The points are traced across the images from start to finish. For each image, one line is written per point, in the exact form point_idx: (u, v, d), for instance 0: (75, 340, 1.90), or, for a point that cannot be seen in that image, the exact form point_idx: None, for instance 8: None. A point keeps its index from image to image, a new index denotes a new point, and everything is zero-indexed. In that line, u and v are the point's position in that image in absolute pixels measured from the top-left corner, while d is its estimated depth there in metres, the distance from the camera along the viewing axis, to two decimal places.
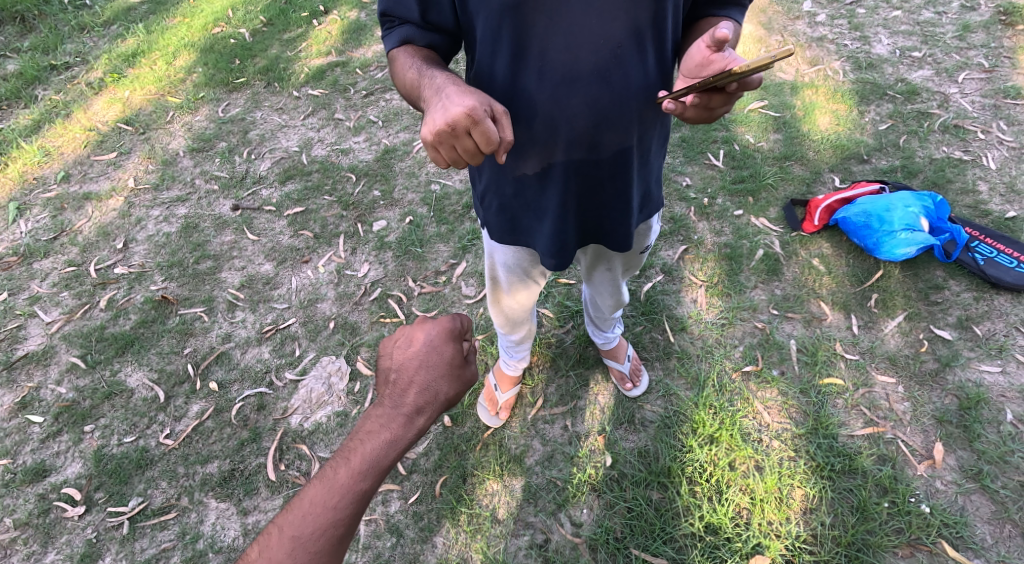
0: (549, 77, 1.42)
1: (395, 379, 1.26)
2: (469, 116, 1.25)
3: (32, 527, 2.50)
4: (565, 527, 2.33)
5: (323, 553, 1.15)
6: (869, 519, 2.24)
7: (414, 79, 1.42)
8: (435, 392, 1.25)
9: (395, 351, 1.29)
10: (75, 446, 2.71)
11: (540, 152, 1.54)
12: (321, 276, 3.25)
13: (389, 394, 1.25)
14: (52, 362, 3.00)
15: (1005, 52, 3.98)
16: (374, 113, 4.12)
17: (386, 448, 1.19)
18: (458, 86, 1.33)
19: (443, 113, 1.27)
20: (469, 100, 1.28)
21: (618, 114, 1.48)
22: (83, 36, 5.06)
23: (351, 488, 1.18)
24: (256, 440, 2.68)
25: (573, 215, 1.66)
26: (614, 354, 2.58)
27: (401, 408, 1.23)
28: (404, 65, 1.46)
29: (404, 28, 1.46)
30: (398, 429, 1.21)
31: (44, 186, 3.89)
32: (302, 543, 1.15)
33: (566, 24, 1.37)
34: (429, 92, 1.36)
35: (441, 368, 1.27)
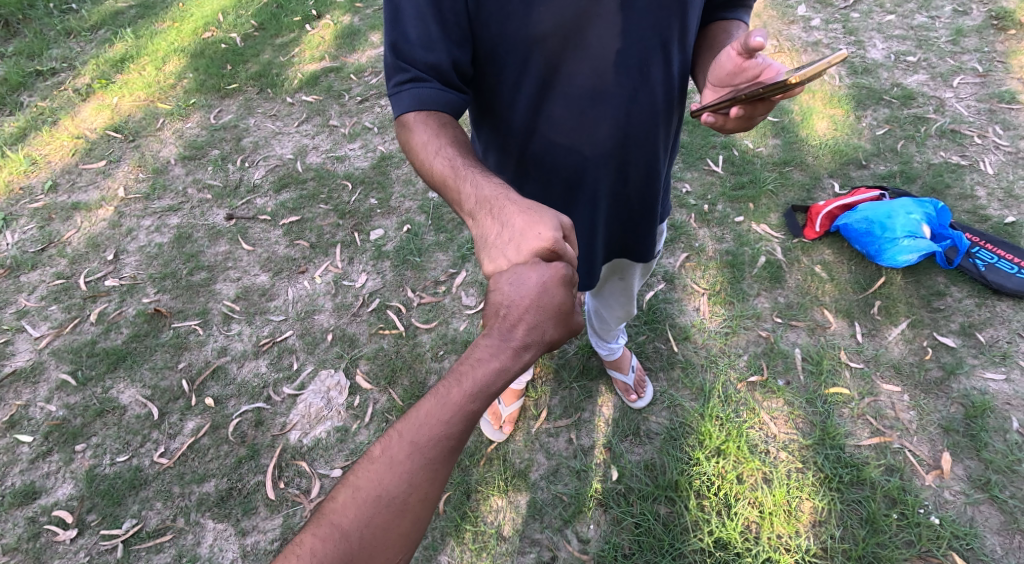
0: (578, 102, 1.41)
1: (503, 313, 1.06)
2: (553, 253, 1.10)
3: (22, 552, 2.43)
4: (572, 543, 2.29)
5: (440, 462, 0.96)
6: (880, 532, 2.22)
7: (455, 186, 1.25)
8: (546, 327, 1.06)
9: (497, 281, 1.09)
10: (66, 466, 2.64)
11: (569, 175, 1.53)
12: (318, 287, 3.19)
13: (494, 327, 1.05)
14: (41, 379, 2.93)
15: (999, 56, 4.00)
16: (369, 119, 4.07)
17: (497, 374, 1.02)
18: (520, 207, 1.17)
19: (518, 251, 1.11)
20: (544, 230, 1.13)
21: (646, 133, 1.48)
22: (69, 41, 4.97)
23: (465, 403, 0.99)
24: (253, 458, 2.62)
25: (601, 233, 1.67)
26: (619, 365, 2.55)
27: (507, 341, 1.04)
28: (432, 158, 1.27)
29: (426, 89, 1.26)
30: (507, 359, 1.03)
31: (31, 196, 3.80)
32: (421, 447, 0.96)
33: (593, 48, 1.35)
34: (482, 212, 1.20)
35: (551, 310, 1.06)
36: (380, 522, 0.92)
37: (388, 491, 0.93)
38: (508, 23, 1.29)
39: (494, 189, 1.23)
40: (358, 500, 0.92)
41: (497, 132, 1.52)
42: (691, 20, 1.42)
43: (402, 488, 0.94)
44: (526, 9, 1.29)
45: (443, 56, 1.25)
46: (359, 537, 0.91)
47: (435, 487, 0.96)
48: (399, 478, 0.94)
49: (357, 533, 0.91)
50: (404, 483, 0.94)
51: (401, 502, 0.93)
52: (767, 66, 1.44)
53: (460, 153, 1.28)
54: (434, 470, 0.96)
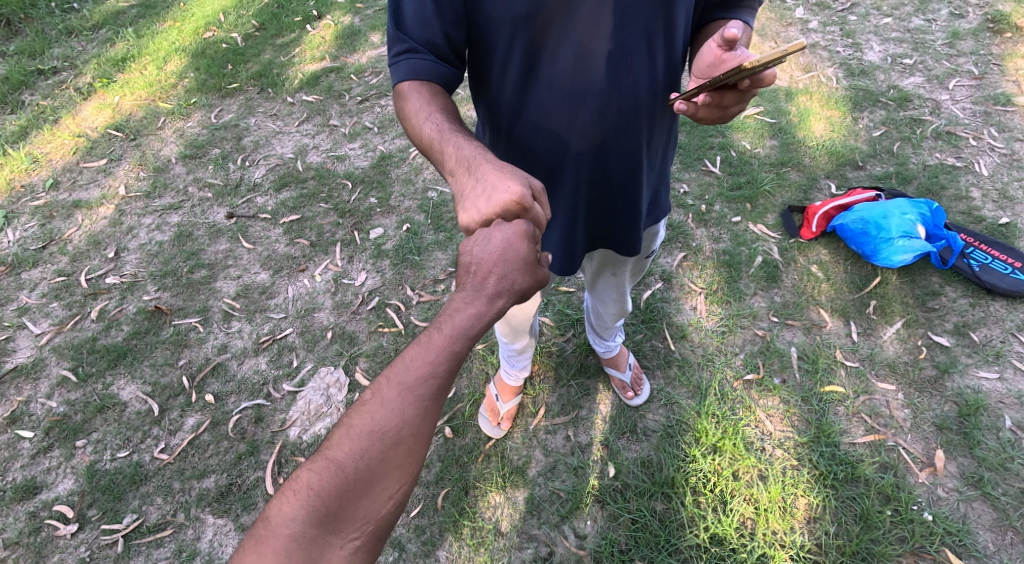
0: (559, 88, 1.43)
1: (474, 269, 1.13)
2: (519, 206, 1.20)
3: (23, 546, 2.44)
4: (569, 539, 2.31)
5: (431, 397, 0.99)
6: (873, 528, 2.24)
7: (438, 145, 1.32)
8: (515, 278, 1.13)
9: (469, 241, 1.16)
10: (66, 461, 2.65)
11: (550, 160, 1.55)
12: (318, 285, 3.21)
13: (468, 282, 1.11)
14: (41, 375, 2.94)
15: (995, 59, 4.03)
16: (370, 119, 4.09)
17: (475, 319, 1.06)
18: (494, 165, 1.26)
19: (488, 204, 1.21)
20: (513, 185, 1.21)
21: (627, 123, 1.49)
22: (71, 40, 4.99)
23: (449, 344, 1.02)
24: (253, 454, 2.64)
25: (582, 222, 1.67)
26: (616, 363, 2.57)
27: (481, 291, 1.09)
28: (421, 122, 1.34)
29: (422, 60, 1.33)
30: (484, 305, 1.08)
31: (32, 194, 3.82)
32: (410, 384, 0.98)
33: (577, 34, 1.36)
34: (460, 169, 1.29)
35: (516, 263, 1.13)
36: (375, 453, 0.95)
37: (381, 425, 0.96)
38: (496, 1, 1.32)
39: (476, 151, 1.31)
40: (353, 434, 0.95)
41: (487, 110, 1.56)
42: (679, 14, 1.43)
43: (395, 422, 0.96)
44: None
45: (437, 29, 1.31)
46: (355, 469, 0.94)
47: (428, 420, 0.98)
48: (391, 414, 0.96)
49: (353, 465, 0.94)
50: (396, 416, 0.96)
51: (393, 435, 0.96)
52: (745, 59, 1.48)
53: (448, 119, 1.35)
54: (426, 404, 0.98)
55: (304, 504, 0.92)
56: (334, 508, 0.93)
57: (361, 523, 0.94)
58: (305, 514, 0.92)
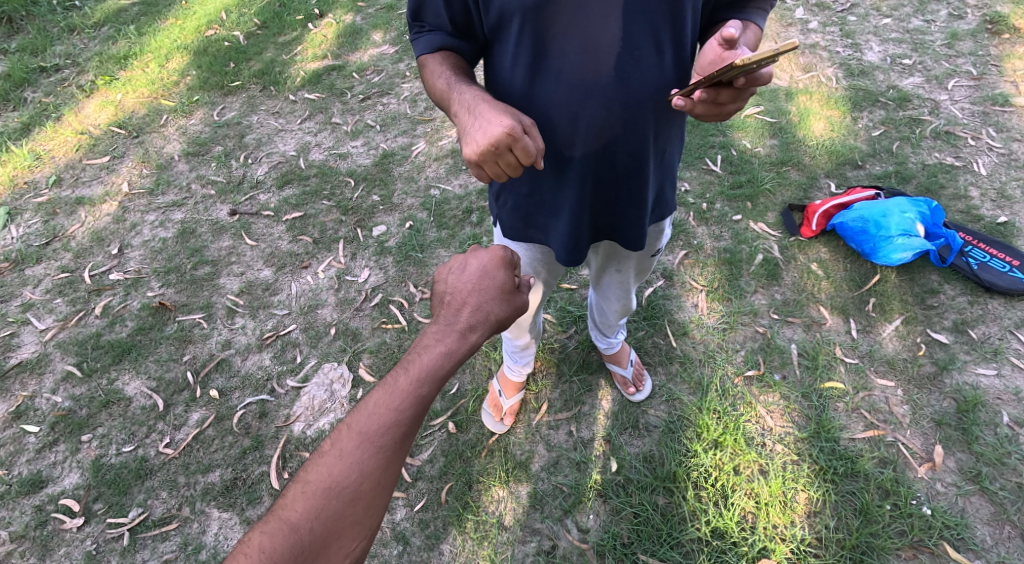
0: (567, 78, 1.45)
1: (449, 300, 1.30)
2: (509, 135, 1.34)
3: (29, 540, 2.46)
4: (571, 533, 2.33)
5: (389, 450, 1.13)
6: (873, 522, 2.27)
7: (448, 95, 1.50)
8: (489, 308, 1.29)
9: (446, 274, 1.34)
10: (72, 456, 2.67)
11: (557, 152, 1.58)
12: (321, 282, 3.23)
13: (444, 313, 1.28)
14: (46, 370, 2.96)
15: (993, 60, 4.06)
16: (372, 117, 4.11)
17: (442, 359, 1.21)
18: (493, 105, 1.41)
19: (483, 135, 1.36)
20: (507, 119, 1.36)
21: (635, 116, 1.50)
22: (73, 38, 4.99)
23: (412, 391, 1.16)
24: (258, 448, 2.65)
25: (587, 214, 1.68)
26: (618, 359, 2.59)
27: (454, 325, 1.26)
28: (433, 81, 1.53)
29: (436, 35, 1.53)
30: (453, 342, 1.23)
31: (35, 191, 3.83)
32: (369, 437, 1.12)
33: (586, 25, 1.40)
34: (464, 112, 1.45)
35: (493, 291, 1.30)
36: (331, 512, 1.08)
37: (338, 483, 1.10)
38: None
39: (478, 96, 1.47)
40: (310, 494, 1.09)
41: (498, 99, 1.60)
42: (689, 13, 1.45)
43: (352, 478, 1.10)
44: None
45: (444, 15, 1.50)
46: (310, 529, 1.07)
47: (384, 474, 1.13)
48: (348, 470, 1.10)
49: (307, 526, 1.07)
50: (353, 473, 1.10)
51: (351, 491, 1.10)
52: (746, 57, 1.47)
53: (456, 75, 1.53)
54: (383, 455, 1.13)
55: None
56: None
57: None
58: None
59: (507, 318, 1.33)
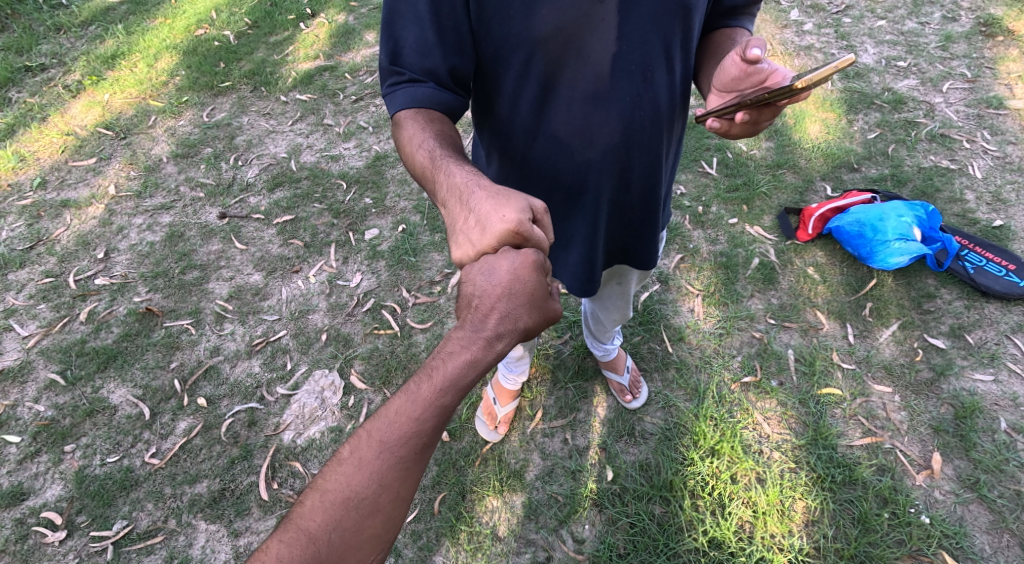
0: (580, 107, 1.41)
1: (475, 304, 1.10)
2: (515, 236, 1.16)
3: (10, 554, 2.39)
4: (567, 543, 2.30)
5: (410, 460, 0.99)
6: (871, 531, 2.24)
7: (433, 175, 1.29)
8: (519, 316, 1.10)
9: (474, 270, 1.14)
10: (55, 467, 2.60)
11: (570, 182, 1.54)
12: (312, 287, 3.18)
13: (469, 318, 1.10)
14: (29, 378, 2.89)
15: (987, 62, 4.05)
16: (364, 119, 4.05)
17: (467, 367, 1.05)
18: (488, 193, 1.22)
19: (482, 235, 1.17)
20: (508, 213, 1.18)
21: (648, 138, 1.48)
22: (59, 37, 4.91)
23: (435, 399, 1.02)
24: (247, 458, 2.60)
25: (602, 240, 1.66)
26: (614, 366, 2.56)
27: (479, 331, 1.08)
28: (416, 151, 1.31)
29: (422, 88, 1.31)
30: (478, 351, 1.06)
31: (19, 194, 3.75)
32: (389, 447, 0.98)
33: (594, 52, 1.36)
34: (455, 200, 1.25)
35: (523, 297, 1.11)
36: (349, 525, 0.94)
37: (358, 493, 0.95)
38: (509, 23, 1.31)
39: (472, 178, 1.27)
40: (327, 504, 0.94)
41: (496, 135, 1.54)
42: (693, 24, 1.43)
43: (372, 488, 0.96)
44: (526, 11, 1.30)
45: (439, 61, 1.29)
46: (328, 541, 0.93)
47: (407, 485, 0.99)
48: (367, 481, 0.96)
49: (325, 538, 0.93)
50: (372, 484, 0.96)
51: (370, 504, 0.95)
52: (772, 71, 1.47)
53: (443, 147, 1.31)
54: (406, 465, 0.98)
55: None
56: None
57: None
58: None
59: (537, 328, 1.14)
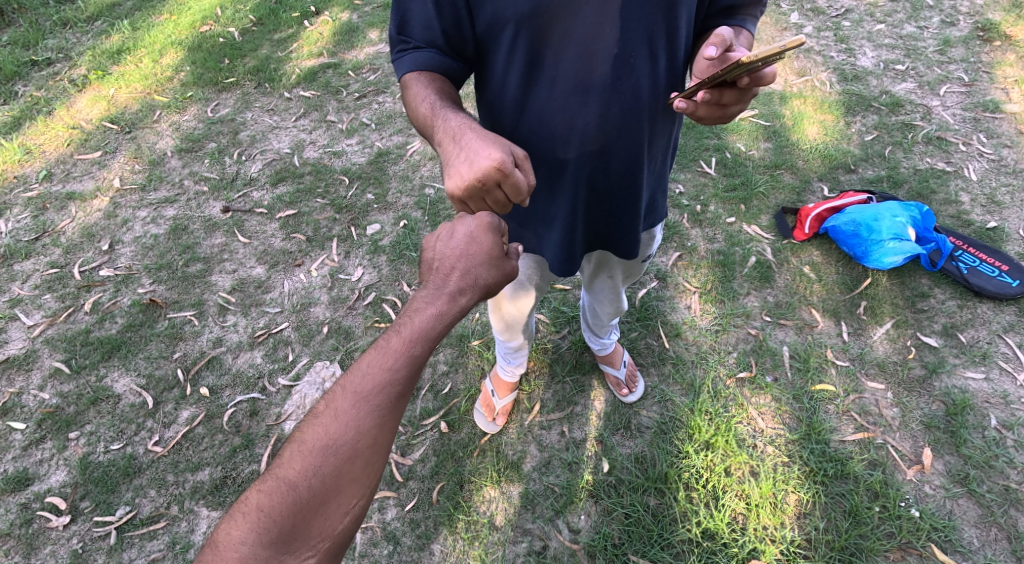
0: (562, 87, 1.45)
1: (437, 266, 1.23)
2: (498, 171, 1.27)
3: (14, 538, 2.43)
4: (563, 533, 2.33)
5: (385, 408, 1.08)
6: (862, 524, 2.28)
7: (430, 120, 1.41)
8: (479, 273, 1.23)
9: (435, 240, 1.27)
10: (59, 453, 2.64)
11: (551, 161, 1.58)
12: (314, 280, 3.22)
13: (433, 279, 1.22)
14: (34, 366, 2.93)
15: (984, 67, 4.10)
16: (367, 116, 4.09)
17: (434, 321, 1.15)
18: (479, 135, 1.33)
19: (471, 170, 1.28)
20: (493, 151, 1.29)
21: (627, 123, 1.51)
22: (65, 32, 4.95)
23: (405, 350, 1.11)
24: (248, 447, 2.64)
25: (581, 223, 1.69)
26: (611, 360, 2.60)
27: (443, 288, 1.19)
28: (417, 103, 1.43)
29: (426, 53, 1.43)
30: (444, 305, 1.17)
31: (25, 185, 3.79)
32: (364, 397, 1.07)
33: (578, 34, 1.39)
34: (449, 142, 1.37)
35: (481, 256, 1.24)
36: (330, 469, 1.04)
37: (335, 441, 1.05)
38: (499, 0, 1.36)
39: (465, 123, 1.38)
40: (308, 452, 1.04)
41: (487, 108, 1.60)
42: (682, 18, 1.46)
43: (349, 436, 1.05)
44: None
45: (437, 29, 1.40)
46: (309, 487, 1.04)
47: (382, 433, 1.08)
48: (344, 429, 1.05)
49: (306, 484, 1.04)
50: (349, 431, 1.05)
51: (348, 451, 1.05)
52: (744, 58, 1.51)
53: (441, 99, 1.43)
54: (380, 414, 1.08)
55: (253, 527, 1.02)
56: (287, 527, 1.03)
57: (317, 539, 1.05)
58: (257, 537, 1.02)
59: (497, 285, 1.27)
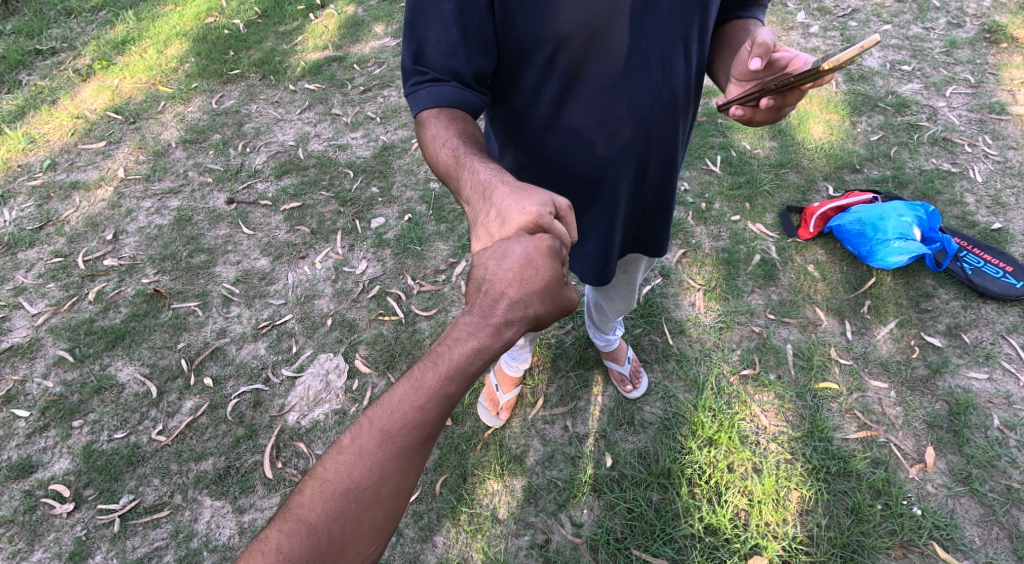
0: (600, 99, 1.45)
1: (486, 288, 1.08)
2: (536, 228, 1.15)
3: (18, 525, 2.43)
4: (565, 527, 2.34)
5: (412, 451, 0.97)
6: (864, 521, 2.29)
7: (456, 171, 1.29)
8: (528, 303, 1.08)
9: (484, 254, 1.12)
10: (63, 441, 2.64)
11: (590, 176, 1.58)
12: (318, 273, 3.22)
13: (478, 303, 1.07)
14: (38, 355, 2.93)
15: (990, 69, 4.10)
16: (372, 109, 4.09)
17: (474, 357, 1.02)
18: (510, 188, 1.21)
19: (503, 228, 1.16)
20: (529, 206, 1.17)
21: (667, 128, 1.53)
22: (70, 21, 4.93)
23: (440, 388, 1.00)
24: (251, 437, 2.64)
25: (618, 233, 1.70)
26: (615, 356, 2.60)
27: (488, 318, 1.05)
28: (438, 149, 1.32)
29: (448, 88, 1.32)
30: (487, 338, 1.04)
31: (29, 174, 3.79)
32: (392, 437, 0.96)
33: (617, 45, 1.40)
34: (477, 197, 1.25)
35: (538, 285, 1.09)
36: (350, 515, 0.93)
37: (358, 483, 0.94)
38: (531, 21, 1.35)
39: (496, 174, 1.27)
40: (328, 494, 0.93)
41: (511, 126, 1.57)
42: (709, 17, 1.48)
43: (372, 480, 0.94)
44: (549, 8, 1.34)
45: (465, 64, 1.31)
46: (329, 532, 0.92)
47: (408, 476, 0.97)
48: (369, 471, 0.94)
49: (326, 529, 0.91)
50: (374, 474, 0.94)
51: (371, 495, 0.94)
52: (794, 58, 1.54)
53: (466, 144, 1.32)
54: (407, 457, 0.97)
55: None
56: None
57: None
58: None
59: (548, 316, 1.12)
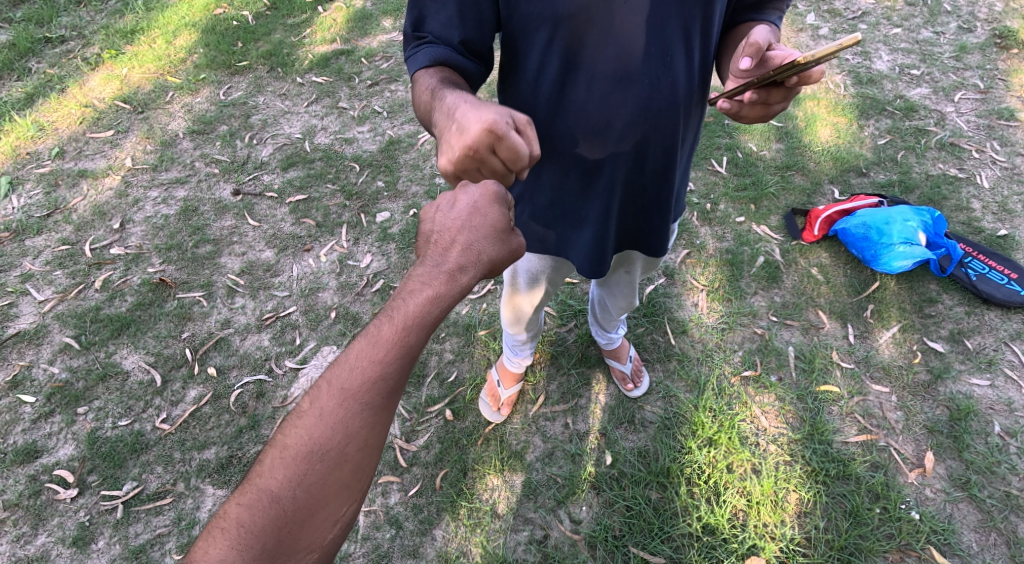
0: (600, 84, 1.46)
1: (436, 239, 1.19)
2: (491, 134, 1.19)
3: (22, 508, 2.46)
4: (564, 523, 2.35)
5: (375, 406, 1.02)
6: (862, 524, 2.30)
7: (429, 104, 1.32)
8: (481, 248, 1.18)
9: (434, 212, 1.23)
10: (68, 427, 2.67)
11: (588, 161, 1.58)
12: (323, 265, 3.23)
13: (432, 252, 1.16)
14: (43, 341, 2.95)
15: (1001, 74, 4.08)
16: (379, 103, 4.09)
17: (430, 305, 1.08)
18: (473, 105, 1.25)
19: (462, 139, 1.21)
20: (487, 114, 1.21)
21: (665, 120, 1.51)
22: (79, 10, 4.94)
23: (398, 340, 1.04)
24: (254, 428, 2.66)
25: (614, 222, 1.70)
26: (617, 355, 2.61)
27: (442, 267, 1.13)
28: (416, 90, 1.36)
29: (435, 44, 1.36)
30: (443, 286, 1.11)
31: (37, 161, 3.81)
32: (352, 394, 1.01)
33: (617, 33, 1.40)
34: (443, 116, 1.28)
35: (486, 230, 1.20)
36: (315, 477, 0.98)
37: (321, 445, 0.99)
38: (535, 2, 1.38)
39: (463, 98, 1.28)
40: (289, 460, 0.98)
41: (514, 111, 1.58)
42: (716, 15, 1.49)
43: (336, 440, 0.99)
44: None
45: (455, 29, 1.36)
46: (293, 498, 0.98)
47: (374, 433, 1.02)
48: (330, 433, 0.99)
49: (289, 494, 0.98)
50: (336, 434, 0.99)
51: (334, 456, 0.99)
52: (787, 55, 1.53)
53: (441, 79, 1.35)
54: (371, 414, 1.02)
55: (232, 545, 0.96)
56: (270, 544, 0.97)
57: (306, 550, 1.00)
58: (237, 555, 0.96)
59: (502, 261, 1.23)
